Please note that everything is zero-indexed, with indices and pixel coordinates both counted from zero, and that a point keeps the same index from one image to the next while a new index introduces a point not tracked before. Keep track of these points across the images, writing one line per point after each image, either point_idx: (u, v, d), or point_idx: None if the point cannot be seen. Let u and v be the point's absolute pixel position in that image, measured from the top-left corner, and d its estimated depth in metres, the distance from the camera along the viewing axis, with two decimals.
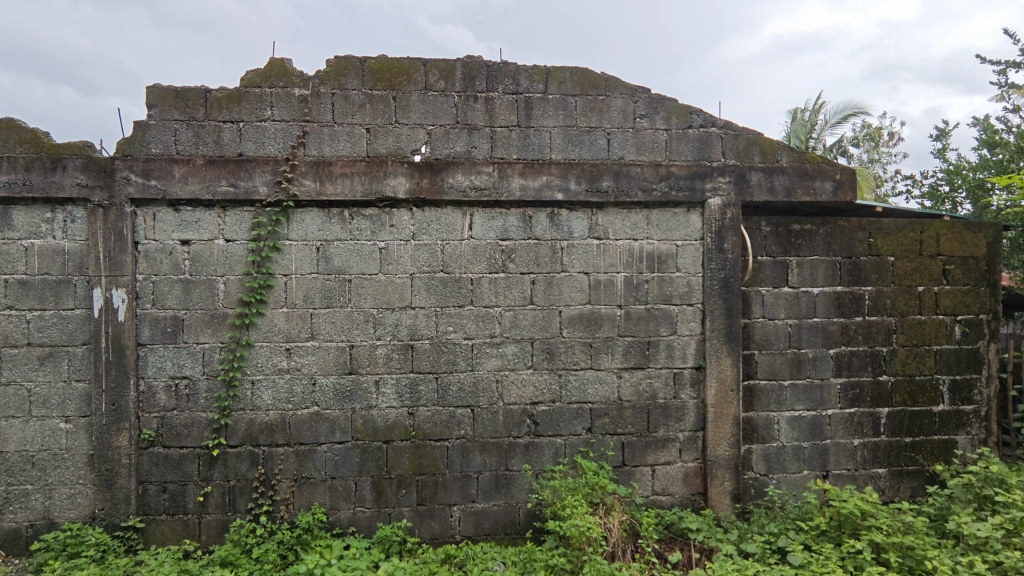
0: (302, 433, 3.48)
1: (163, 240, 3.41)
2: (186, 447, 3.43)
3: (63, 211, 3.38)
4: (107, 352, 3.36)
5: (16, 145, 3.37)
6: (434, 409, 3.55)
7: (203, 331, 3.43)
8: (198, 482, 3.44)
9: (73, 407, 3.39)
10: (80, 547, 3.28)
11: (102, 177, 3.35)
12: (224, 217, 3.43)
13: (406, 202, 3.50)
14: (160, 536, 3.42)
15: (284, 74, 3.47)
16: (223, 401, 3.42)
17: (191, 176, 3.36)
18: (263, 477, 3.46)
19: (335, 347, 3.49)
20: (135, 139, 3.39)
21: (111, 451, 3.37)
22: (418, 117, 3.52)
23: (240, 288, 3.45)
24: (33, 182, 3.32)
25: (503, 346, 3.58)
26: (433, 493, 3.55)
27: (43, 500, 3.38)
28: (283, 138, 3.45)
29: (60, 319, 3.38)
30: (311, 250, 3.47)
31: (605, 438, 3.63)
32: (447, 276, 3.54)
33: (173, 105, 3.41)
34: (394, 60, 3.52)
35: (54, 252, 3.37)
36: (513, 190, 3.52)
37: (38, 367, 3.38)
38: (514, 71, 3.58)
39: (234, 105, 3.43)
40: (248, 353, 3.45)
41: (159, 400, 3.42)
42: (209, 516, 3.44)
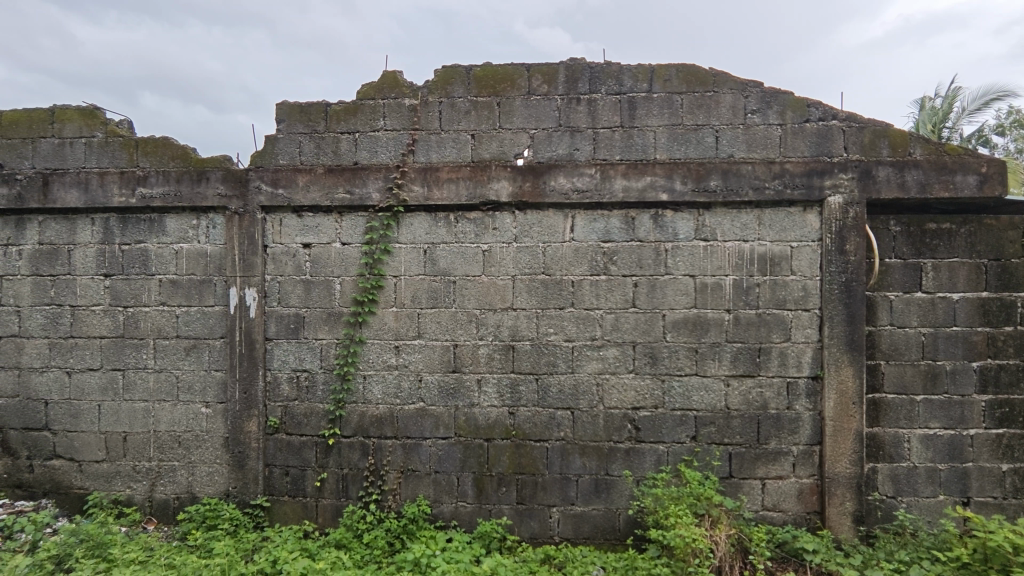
0: (409, 428, 3.64)
1: (288, 244, 3.70)
2: (306, 436, 3.71)
3: (206, 218, 3.77)
4: (241, 345, 3.72)
5: (170, 160, 3.81)
6: (534, 410, 3.58)
7: (321, 328, 3.70)
8: (316, 468, 3.70)
9: (212, 393, 3.77)
10: (216, 520, 3.65)
11: (238, 187, 3.71)
12: (341, 221, 3.67)
13: (509, 206, 3.57)
14: (283, 515, 3.71)
15: (396, 85, 3.65)
16: (338, 393, 3.66)
17: (313, 184, 3.64)
18: (372, 467, 3.66)
19: (440, 346, 3.62)
20: (266, 151, 3.72)
21: (243, 435, 3.72)
22: (521, 122, 3.58)
23: (354, 288, 3.67)
24: (182, 192, 3.74)
25: (604, 349, 3.55)
26: (532, 493, 3.58)
27: (187, 475, 3.79)
28: (394, 146, 3.63)
29: (202, 314, 3.78)
30: (419, 252, 3.63)
31: (710, 448, 3.49)
32: (549, 278, 3.57)
33: (298, 119, 3.71)
34: (499, 68, 3.61)
35: (199, 255, 3.77)
36: (615, 192, 3.49)
37: (184, 357, 3.79)
38: (617, 72, 3.55)
39: (351, 116, 3.67)
40: (360, 349, 3.66)
41: (283, 391, 3.72)
42: (325, 501, 3.69)
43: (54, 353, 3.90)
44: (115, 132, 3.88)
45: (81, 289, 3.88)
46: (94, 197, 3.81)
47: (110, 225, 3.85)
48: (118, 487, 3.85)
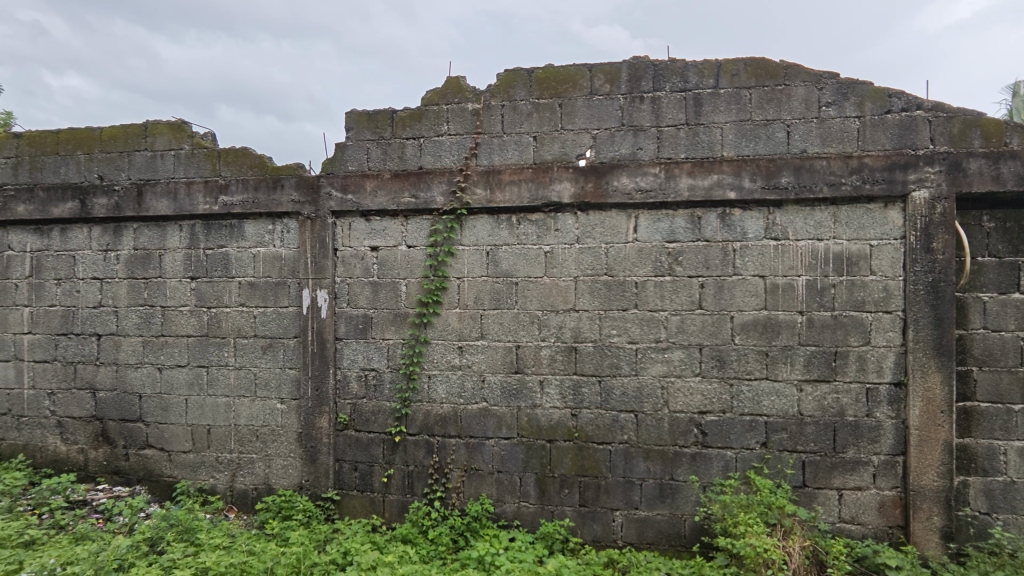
0: (472, 427, 3.70)
1: (357, 247, 3.84)
2: (374, 432, 3.83)
3: (281, 223, 3.96)
4: (313, 344, 3.88)
5: (249, 169, 4.03)
6: (596, 412, 3.56)
7: (388, 328, 3.81)
8: (383, 464, 3.81)
9: (286, 390, 3.96)
10: (291, 511, 3.83)
11: (310, 193, 3.88)
12: (406, 225, 3.77)
13: (571, 207, 3.57)
14: (352, 509, 3.85)
15: (459, 90, 3.72)
16: (404, 392, 3.76)
17: (380, 189, 3.76)
18: (437, 465, 3.74)
19: (502, 347, 3.66)
20: (337, 158, 3.88)
21: (315, 430, 3.88)
22: (583, 122, 3.57)
23: (419, 289, 3.76)
24: (260, 199, 3.95)
25: (669, 351, 3.48)
26: (595, 496, 3.56)
27: (264, 467, 4.00)
28: (457, 150, 3.70)
29: (278, 314, 3.98)
30: (482, 254, 3.68)
31: (782, 455, 3.36)
32: (612, 279, 3.53)
33: (366, 127, 3.84)
34: (561, 69, 3.61)
35: (275, 258, 3.97)
36: (680, 191, 3.41)
37: (262, 355, 4.00)
38: (682, 69, 3.47)
39: (416, 122, 3.76)
40: (425, 349, 3.75)
41: (352, 389, 3.86)
42: (392, 497, 3.80)
43: (147, 350, 4.21)
44: (200, 144, 4.14)
45: (170, 291, 4.17)
46: (181, 205, 4.08)
47: (196, 231, 4.11)
48: (203, 476, 4.11)
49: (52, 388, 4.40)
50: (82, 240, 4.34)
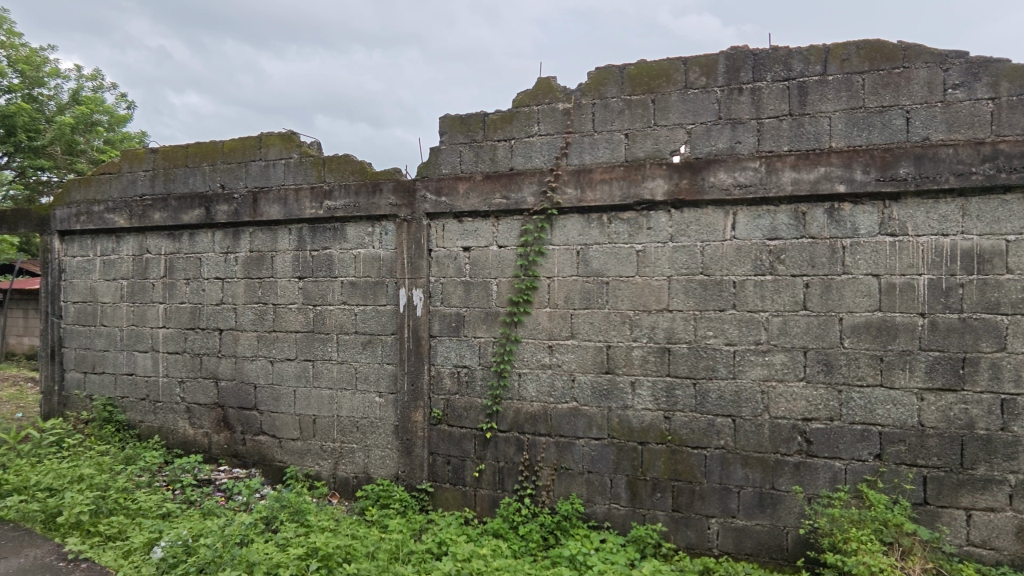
0: (562, 426, 3.71)
1: (450, 248, 3.96)
2: (466, 428, 3.93)
3: (380, 225, 4.16)
4: (409, 341, 4.05)
5: (350, 175, 4.26)
6: (691, 415, 3.46)
7: (480, 327, 3.90)
8: (475, 459, 3.91)
9: (384, 384, 4.15)
10: (388, 500, 4.02)
11: (407, 197, 4.04)
12: (498, 225, 3.84)
13: (664, 205, 3.48)
14: (445, 501, 3.98)
15: (550, 91, 3.74)
16: (495, 389, 3.84)
17: (472, 191, 3.86)
18: (527, 462, 3.78)
19: (593, 347, 3.64)
20: (431, 162, 4.02)
21: (411, 424, 4.05)
22: (677, 118, 3.48)
23: (511, 289, 3.82)
24: (360, 203, 4.17)
25: (770, 354, 3.31)
26: (689, 502, 3.46)
27: (364, 457, 4.22)
28: (548, 150, 3.72)
29: (376, 312, 4.18)
30: (573, 254, 3.68)
31: (899, 468, 3.11)
32: (707, 278, 3.42)
33: (459, 130, 3.95)
34: (654, 64, 3.54)
35: (374, 259, 4.18)
36: (783, 185, 3.24)
37: (362, 351, 4.22)
38: (785, 56, 3.30)
39: (508, 124, 3.82)
40: (516, 348, 3.81)
41: (445, 384, 3.99)
42: (483, 491, 3.88)
43: (261, 344, 4.57)
44: (307, 153, 4.43)
45: (281, 289, 4.51)
46: (291, 210, 4.39)
47: (303, 234, 4.41)
48: (309, 463, 4.40)
49: (181, 377, 4.89)
50: (207, 243, 4.79)
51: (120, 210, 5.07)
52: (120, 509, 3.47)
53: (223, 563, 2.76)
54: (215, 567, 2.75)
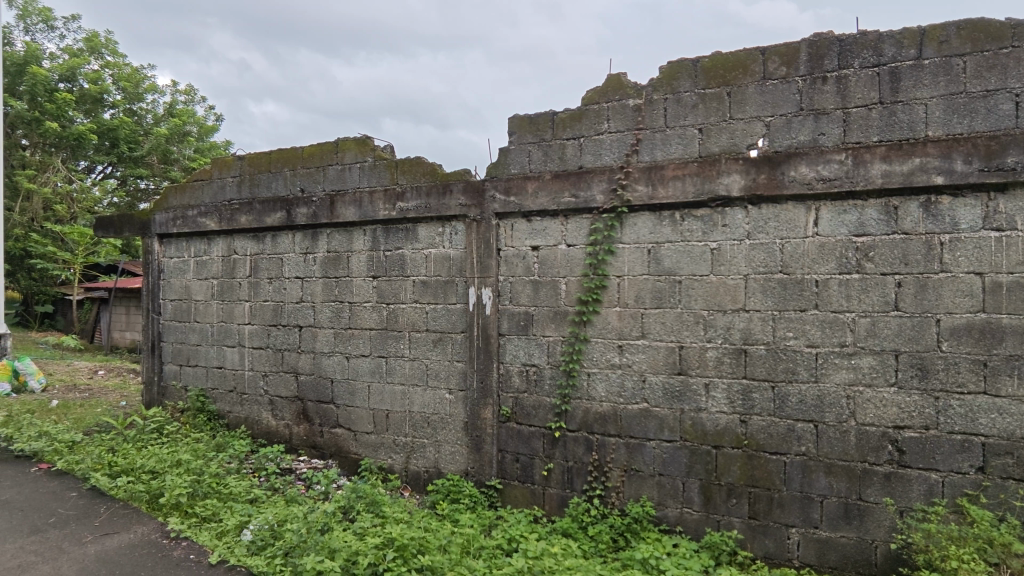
0: (632, 427, 3.65)
1: (519, 247, 3.99)
2: (534, 426, 3.95)
3: (450, 226, 4.24)
4: (479, 339, 4.11)
5: (422, 177, 4.36)
6: (769, 419, 3.32)
7: (549, 326, 3.90)
8: (543, 457, 3.92)
9: (455, 381, 4.23)
10: (459, 495, 4.10)
11: (476, 197, 4.10)
12: (567, 224, 3.83)
13: (741, 201, 3.36)
14: (514, 498, 4.01)
15: (620, 88, 3.69)
16: (564, 388, 3.83)
17: (541, 190, 3.86)
18: (596, 463, 3.75)
19: (665, 347, 3.57)
20: (501, 162, 4.05)
21: (480, 421, 4.11)
22: (755, 110, 3.35)
23: (579, 288, 3.80)
24: (431, 204, 4.27)
25: (857, 358, 3.13)
26: (767, 509, 3.32)
27: (434, 452, 4.31)
28: (618, 147, 3.67)
29: (447, 311, 4.27)
30: (643, 252, 3.62)
31: (1006, 483, 2.87)
32: (788, 277, 3.27)
33: (528, 130, 3.97)
34: (730, 55, 3.42)
35: (445, 259, 4.27)
36: (872, 178, 3.06)
37: (433, 348, 4.32)
38: (874, 41, 3.11)
39: (577, 122, 3.80)
40: (585, 347, 3.79)
41: (514, 383, 4.02)
42: (552, 490, 3.89)
43: (338, 341, 4.77)
44: (381, 156, 4.57)
45: (357, 288, 4.68)
46: (366, 212, 4.55)
47: (377, 235, 4.57)
48: (382, 456, 4.56)
49: (265, 370, 5.18)
50: (288, 244, 5.05)
51: (211, 214, 5.43)
52: (214, 493, 3.71)
53: (307, 548, 2.90)
54: (300, 551, 2.89)
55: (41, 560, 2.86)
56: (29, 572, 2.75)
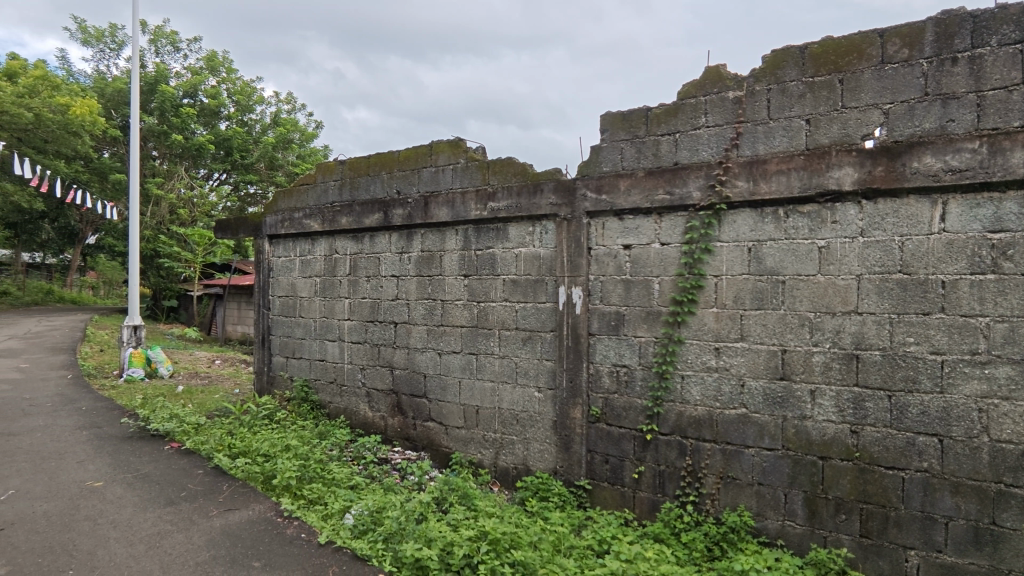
0: (730, 433, 3.51)
1: (610, 246, 3.94)
2: (625, 428, 3.89)
3: (540, 225, 4.26)
4: (569, 338, 4.10)
5: (512, 177, 4.40)
6: (884, 431, 3.08)
7: (641, 326, 3.82)
8: (634, 460, 3.84)
9: (544, 380, 4.25)
10: (548, 493, 4.11)
11: (567, 196, 4.09)
12: (661, 222, 3.74)
13: (854, 195, 3.14)
14: (603, 500, 3.96)
15: (719, 80, 3.54)
16: (656, 391, 3.74)
17: (634, 188, 3.79)
18: (690, 468, 3.63)
19: (766, 351, 3.40)
20: (592, 161, 4.02)
21: (570, 420, 4.10)
22: (871, 98, 3.11)
23: (674, 288, 3.70)
24: (522, 204, 4.30)
25: (991, 367, 2.84)
26: (881, 528, 3.08)
27: (523, 449, 4.35)
28: (717, 142, 3.53)
29: (537, 309, 4.29)
30: (743, 251, 3.47)
31: None
32: (908, 278, 3.02)
33: (621, 127, 3.90)
34: (842, 39, 3.20)
35: (535, 258, 4.29)
36: (1012, 167, 2.75)
37: (522, 346, 4.36)
38: (1016, 15, 2.80)
39: (672, 117, 3.69)
40: (679, 349, 3.68)
41: (604, 383, 3.97)
42: (643, 493, 3.81)
43: (430, 337, 4.94)
44: (473, 157, 4.66)
45: (449, 287, 4.82)
46: (458, 212, 4.67)
47: (469, 234, 4.67)
48: (472, 450, 4.66)
49: (363, 364, 5.45)
50: (385, 244, 5.28)
51: (315, 216, 5.78)
52: (319, 477, 3.97)
53: (406, 535, 3.03)
54: (399, 537, 3.02)
55: (176, 529, 3.18)
56: (166, 539, 3.07)
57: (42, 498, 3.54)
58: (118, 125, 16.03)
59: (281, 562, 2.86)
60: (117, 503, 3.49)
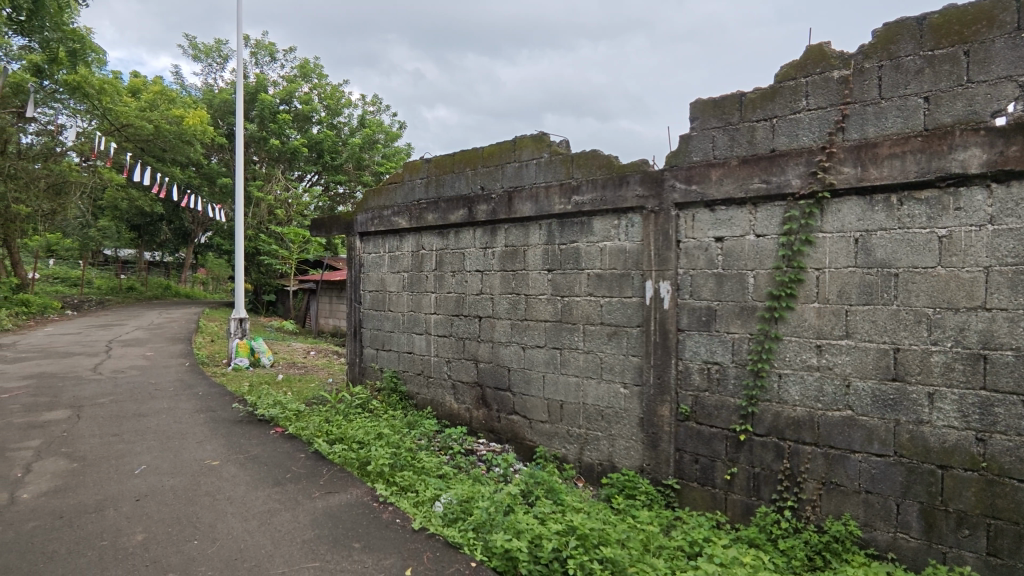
0: (833, 436, 3.29)
1: (701, 239, 3.80)
2: (716, 427, 3.74)
3: (626, 218, 4.18)
4: (656, 334, 3.99)
5: (597, 170, 4.34)
6: (1018, 439, 2.79)
7: (734, 322, 3.66)
8: (726, 461, 3.70)
9: (630, 376, 4.16)
10: (634, 490, 4.03)
11: (654, 187, 3.98)
12: (756, 213, 3.56)
13: (981, 179, 2.86)
14: (693, 500, 3.84)
15: (822, 59, 3.32)
16: (751, 389, 3.57)
17: (727, 177, 3.63)
18: (789, 472, 3.44)
19: (876, 349, 3.15)
20: (681, 151, 3.88)
21: (657, 418, 4.00)
22: (1003, 70, 2.81)
23: (770, 282, 3.51)
24: (607, 197, 4.23)
25: None
26: (1014, 547, 2.79)
27: (609, 446, 4.30)
28: (820, 126, 3.31)
29: (622, 304, 4.20)
30: (849, 242, 3.24)
31: None
32: None
33: (712, 114, 3.74)
34: (968, 7, 2.91)
35: (621, 251, 4.21)
36: None
37: (607, 341, 4.29)
38: None
39: (769, 102, 3.50)
40: (776, 346, 3.49)
41: (694, 380, 3.84)
42: (735, 495, 3.66)
43: (514, 331, 4.98)
44: (556, 152, 4.64)
45: (533, 281, 4.84)
46: (542, 207, 4.67)
47: (553, 229, 4.66)
48: (556, 445, 4.66)
49: (448, 357, 5.59)
50: (470, 240, 5.37)
51: (403, 214, 5.99)
52: (410, 465, 4.12)
53: (495, 525, 3.08)
54: (489, 527, 3.08)
55: (283, 508, 3.40)
56: (276, 516, 3.30)
57: (168, 474, 3.91)
58: (224, 133, 17.34)
59: (378, 544, 3.00)
60: (232, 481, 3.80)
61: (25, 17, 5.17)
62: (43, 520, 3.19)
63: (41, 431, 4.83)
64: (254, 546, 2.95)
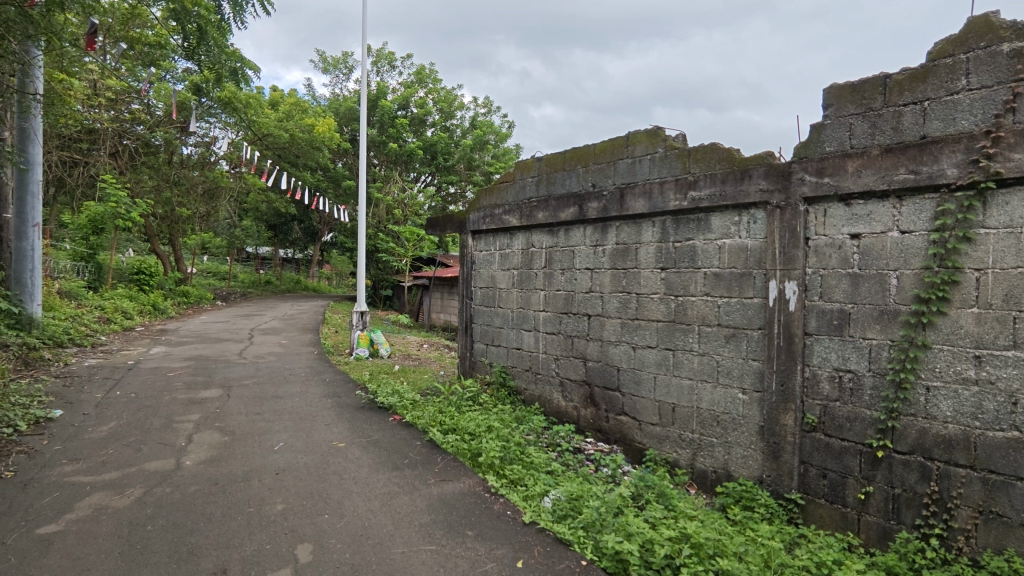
0: (994, 459, 2.91)
1: (833, 235, 3.50)
2: (849, 441, 3.44)
3: (748, 214, 3.95)
4: (780, 337, 3.74)
5: (717, 163, 4.13)
6: None
7: (871, 327, 3.34)
8: (859, 478, 3.39)
9: (749, 381, 3.93)
10: (752, 502, 3.80)
11: (780, 181, 3.73)
12: (900, 207, 3.22)
13: None
14: (819, 518, 3.56)
15: (988, 32, 2.94)
16: (891, 402, 3.23)
17: (866, 168, 3.32)
18: (937, 496, 3.09)
19: None
20: (812, 141, 3.60)
21: (780, 427, 3.75)
22: None
23: (917, 283, 3.16)
24: (727, 192, 4.03)
25: None
26: None
27: (724, 453, 4.10)
28: (983, 107, 2.93)
29: (742, 305, 3.98)
30: (1018, 239, 2.84)
31: None
32: None
33: (849, 100, 3.43)
34: None
35: (741, 249, 3.99)
36: None
37: (724, 344, 4.09)
38: None
39: (919, 83, 3.15)
40: (923, 355, 3.12)
41: (823, 389, 3.55)
42: (870, 517, 3.34)
43: (625, 331, 4.89)
44: (672, 146, 4.48)
45: (644, 280, 4.72)
46: (656, 203, 4.55)
47: (667, 226, 4.52)
48: (667, 448, 4.52)
49: (557, 354, 5.62)
50: (581, 237, 5.35)
51: (514, 212, 6.08)
52: (519, 459, 4.19)
53: (606, 526, 3.06)
54: (599, 527, 3.06)
55: (401, 491, 3.61)
56: (395, 499, 3.50)
57: (302, 452, 4.29)
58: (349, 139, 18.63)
59: (490, 534, 3.09)
60: (357, 463, 4.09)
61: (190, 43, 5.82)
62: (202, 484, 3.63)
63: (200, 406, 5.49)
64: (376, 525, 3.15)
